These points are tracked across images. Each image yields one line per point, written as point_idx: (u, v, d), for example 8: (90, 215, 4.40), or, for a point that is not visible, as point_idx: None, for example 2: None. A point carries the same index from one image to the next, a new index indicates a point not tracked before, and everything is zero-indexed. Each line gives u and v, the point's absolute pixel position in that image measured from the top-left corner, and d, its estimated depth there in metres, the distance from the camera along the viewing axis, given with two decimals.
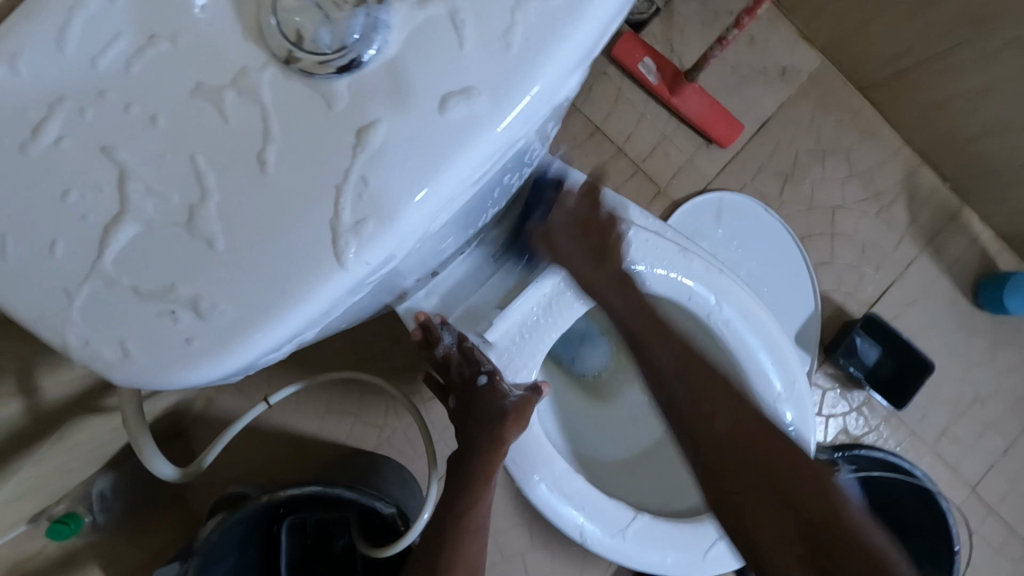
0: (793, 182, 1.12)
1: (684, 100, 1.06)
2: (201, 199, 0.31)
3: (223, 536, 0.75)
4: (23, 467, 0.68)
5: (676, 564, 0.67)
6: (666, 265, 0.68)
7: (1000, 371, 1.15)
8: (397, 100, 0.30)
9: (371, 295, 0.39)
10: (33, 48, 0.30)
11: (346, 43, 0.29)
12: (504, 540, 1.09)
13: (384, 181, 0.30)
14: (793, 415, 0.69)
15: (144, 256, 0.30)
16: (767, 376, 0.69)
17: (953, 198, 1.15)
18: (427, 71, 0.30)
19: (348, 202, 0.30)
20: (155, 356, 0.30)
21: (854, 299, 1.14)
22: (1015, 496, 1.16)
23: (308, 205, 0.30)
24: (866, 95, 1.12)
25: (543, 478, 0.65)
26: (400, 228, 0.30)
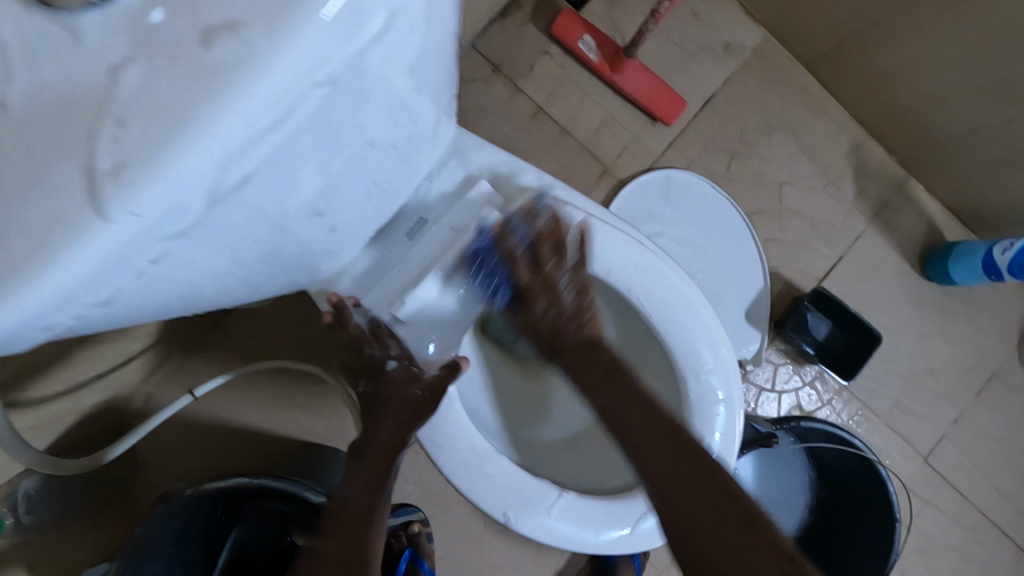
0: (740, 158, 1.11)
1: (625, 77, 1.05)
2: None
3: (151, 534, 0.73)
4: None
5: (610, 541, 0.66)
6: (583, 239, 0.66)
7: (950, 342, 1.16)
8: (158, 34, 0.28)
9: (189, 262, 0.37)
10: None
11: None
12: (458, 527, 1.08)
13: (144, 125, 0.28)
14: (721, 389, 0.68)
15: None
16: (690, 349, 0.68)
17: (900, 171, 1.14)
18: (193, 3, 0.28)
19: (105, 147, 0.28)
20: None
21: (804, 274, 1.13)
22: (968, 465, 1.17)
23: (58, 153, 0.27)
24: (810, 69, 1.11)
25: (464, 459, 0.65)
26: (163, 174, 0.29)
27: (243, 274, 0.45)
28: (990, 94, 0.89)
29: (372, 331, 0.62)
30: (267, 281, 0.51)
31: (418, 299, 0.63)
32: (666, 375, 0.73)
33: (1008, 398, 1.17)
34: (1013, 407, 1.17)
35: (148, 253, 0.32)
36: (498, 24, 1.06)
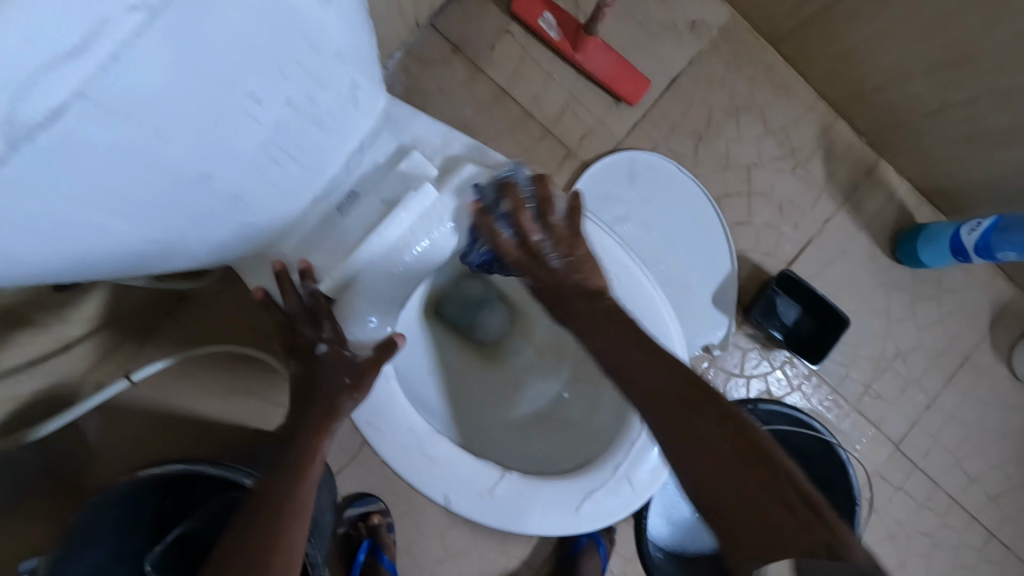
0: (706, 140, 1.09)
1: (587, 57, 1.02)
2: None
3: (88, 523, 0.71)
4: None
5: (550, 525, 0.63)
6: (520, 215, 0.63)
7: (921, 327, 1.14)
8: None
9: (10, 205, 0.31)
10: None
11: None
12: (419, 517, 1.06)
13: None
14: None
15: None
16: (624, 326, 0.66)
17: (870, 153, 1.12)
18: None
19: None
20: None
21: (772, 259, 1.11)
22: (939, 451, 1.15)
23: None
24: (777, 49, 1.09)
25: (403, 443, 0.62)
26: None
27: (127, 228, 0.41)
28: (953, 70, 0.88)
29: (311, 306, 0.60)
30: (164, 244, 0.47)
31: (350, 276, 0.60)
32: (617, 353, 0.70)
33: (979, 383, 1.16)
34: (984, 392, 1.16)
35: None
36: (457, 3, 1.03)
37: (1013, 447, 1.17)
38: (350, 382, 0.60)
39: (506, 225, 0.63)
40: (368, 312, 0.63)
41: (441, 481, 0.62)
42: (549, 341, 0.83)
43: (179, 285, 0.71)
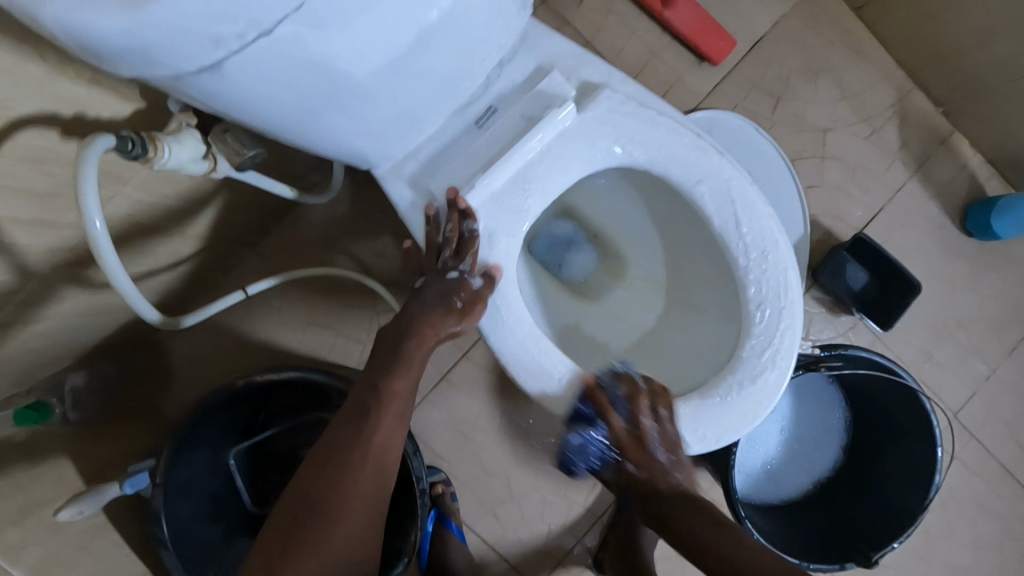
0: (784, 102, 1.11)
1: (676, 12, 1.04)
2: None
3: (200, 425, 0.75)
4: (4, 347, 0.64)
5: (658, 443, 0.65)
6: (647, 136, 0.64)
7: (985, 298, 1.16)
8: None
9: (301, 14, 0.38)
10: None
11: None
12: (487, 458, 1.08)
13: None
14: (771, 292, 0.65)
15: None
16: (731, 251, 0.66)
17: (944, 123, 1.14)
18: None
19: None
20: None
21: (842, 223, 1.13)
22: (996, 422, 1.17)
23: None
24: (859, 15, 1.11)
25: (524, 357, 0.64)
26: None
27: (336, 89, 0.46)
28: None
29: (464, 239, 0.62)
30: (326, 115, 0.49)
31: (491, 186, 0.62)
32: (724, 280, 0.71)
33: None
34: None
35: None
36: None
37: None
38: (459, 306, 0.60)
39: (634, 144, 0.64)
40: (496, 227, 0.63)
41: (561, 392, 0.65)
42: (642, 281, 0.84)
43: (303, 198, 0.74)
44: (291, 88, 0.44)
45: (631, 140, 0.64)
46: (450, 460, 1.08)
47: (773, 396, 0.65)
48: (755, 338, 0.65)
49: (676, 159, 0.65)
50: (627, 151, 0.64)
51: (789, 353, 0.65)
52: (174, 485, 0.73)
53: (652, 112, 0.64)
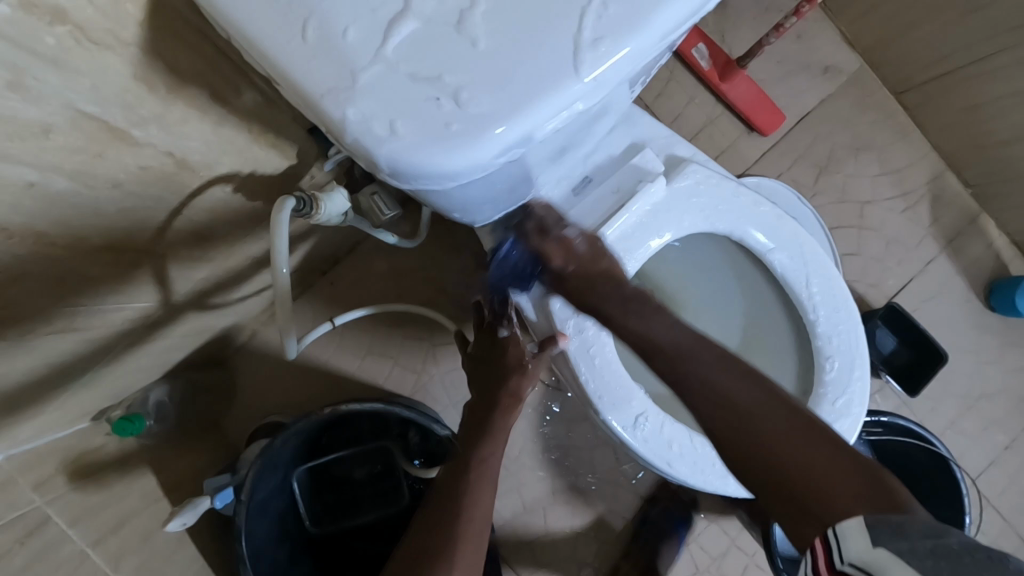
0: (827, 174, 1.18)
1: (733, 86, 1.11)
2: (469, 7, 0.38)
3: (284, 448, 0.79)
4: (116, 365, 0.68)
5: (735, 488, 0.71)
6: (728, 206, 0.70)
7: (1006, 371, 1.21)
8: None
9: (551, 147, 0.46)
10: None
11: None
12: (526, 493, 1.12)
13: (616, 10, 0.40)
14: (843, 350, 0.70)
15: (419, 47, 0.38)
16: (808, 312, 0.71)
17: (974, 204, 1.21)
18: None
19: (590, 22, 0.40)
20: (417, 136, 0.38)
21: (875, 291, 1.19)
22: (1013, 491, 1.21)
23: (554, 22, 0.39)
24: (900, 99, 1.19)
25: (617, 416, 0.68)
26: (631, 42, 0.40)
27: (514, 193, 0.54)
28: None
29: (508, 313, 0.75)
30: (490, 206, 0.53)
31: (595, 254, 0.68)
32: (792, 337, 0.76)
33: None
34: None
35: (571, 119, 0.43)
36: None
37: None
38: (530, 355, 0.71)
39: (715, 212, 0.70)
40: (584, 296, 0.67)
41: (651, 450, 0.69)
42: None
43: (402, 243, 0.78)
44: (506, 188, 0.50)
45: (712, 209, 0.70)
46: None
47: (845, 443, 0.70)
48: (828, 388, 0.70)
49: (755, 228, 0.70)
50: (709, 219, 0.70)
51: (862, 403, 0.71)
52: (254, 502, 0.77)
53: (733, 184, 0.71)
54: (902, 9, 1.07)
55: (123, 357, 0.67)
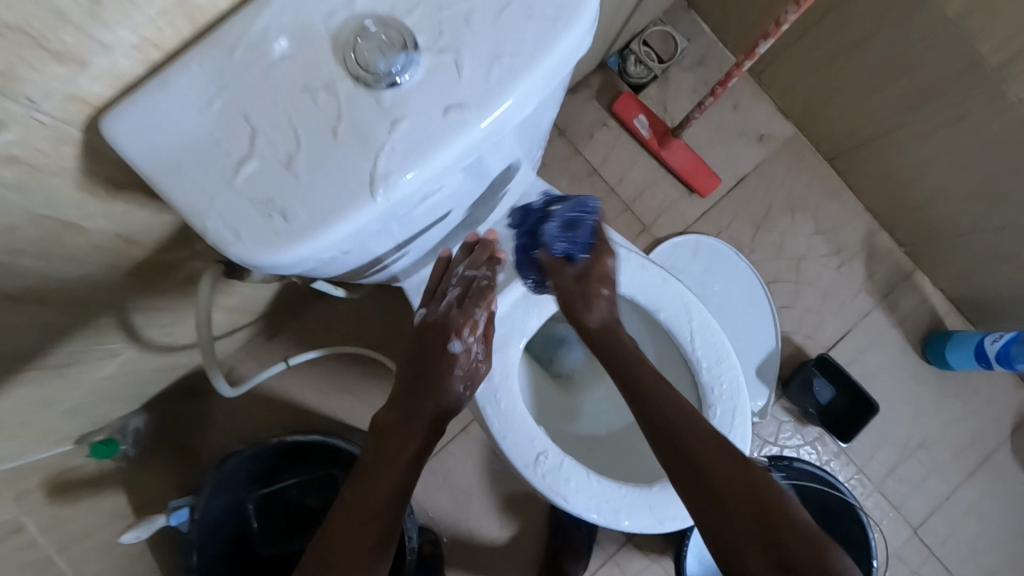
0: (763, 232, 1.27)
1: (670, 152, 1.23)
2: (295, 148, 0.44)
3: (235, 471, 0.90)
4: (88, 396, 0.79)
5: (631, 524, 0.77)
6: (620, 269, 0.80)
7: (945, 422, 1.25)
8: (419, 108, 0.45)
9: (389, 236, 0.53)
10: (208, 54, 0.43)
11: (390, 69, 0.44)
12: (475, 525, 1.19)
13: (407, 142, 0.45)
14: (725, 401, 0.78)
15: (252, 178, 0.44)
16: (693, 365, 0.79)
17: (908, 262, 1.28)
18: (442, 81, 0.45)
19: (385, 155, 0.45)
20: (247, 247, 0.45)
21: (811, 341, 1.26)
22: (955, 542, 1.23)
23: (358, 155, 0.45)
24: (833, 164, 1.28)
25: (518, 455, 0.77)
26: (424, 168, 0.45)
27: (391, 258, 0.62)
28: (978, 202, 1.04)
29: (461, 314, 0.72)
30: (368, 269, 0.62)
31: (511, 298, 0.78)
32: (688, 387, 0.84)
33: (1001, 481, 1.25)
34: (1003, 489, 1.25)
35: (387, 223, 0.49)
36: (569, 97, 1.26)
37: None
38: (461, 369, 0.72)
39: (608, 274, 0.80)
40: (490, 346, 0.78)
41: (549, 486, 0.77)
42: None
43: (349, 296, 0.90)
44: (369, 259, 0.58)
45: None
46: (442, 522, 1.19)
47: None
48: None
49: (644, 289, 0.80)
50: None
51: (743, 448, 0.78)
52: (204, 522, 0.87)
53: (624, 250, 0.80)
54: (819, 84, 1.14)
55: (97, 389, 0.79)
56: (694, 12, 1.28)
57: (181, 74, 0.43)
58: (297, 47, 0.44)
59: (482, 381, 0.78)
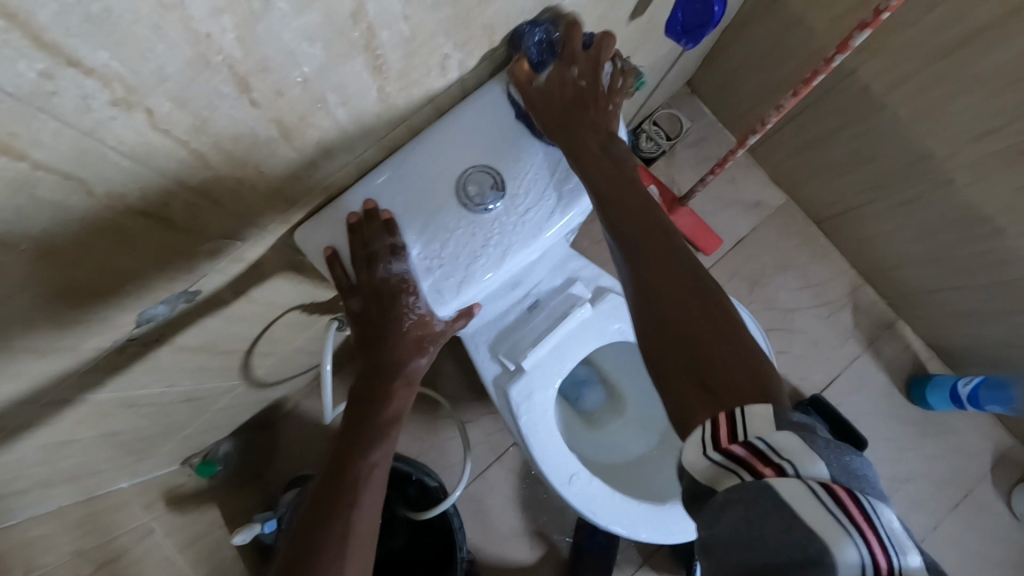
0: (760, 286, 1.45)
1: (677, 217, 1.43)
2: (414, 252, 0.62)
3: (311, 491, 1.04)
4: (202, 425, 0.97)
5: (649, 536, 0.93)
6: (635, 323, 0.98)
7: (929, 458, 1.39)
8: (501, 227, 0.63)
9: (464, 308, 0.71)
10: (358, 193, 0.60)
11: (485, 202, 0.62)
12: (506, 545, 1.34)
13: (490, 252, 0.63)
14: None
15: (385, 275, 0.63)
16: None
17: (890, 313, 1.45)
18: (518, 209, 0.64)
19: (474, 258, 0.63)
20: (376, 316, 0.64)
21: (805, 383, 1.42)
22: (943, 569, 1.35)
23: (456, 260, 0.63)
24: (819, 227, 1.46)
25: (555, 476, 0.93)
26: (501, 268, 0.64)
27: None
28: (941, 265, 1.22)
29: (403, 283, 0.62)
30: None
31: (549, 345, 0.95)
32: None
33: (981, 514, 1.38)
34: (984, 521, 1.38)
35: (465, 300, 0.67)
36: None
37: (1012, 575, 1.36)
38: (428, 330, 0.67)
39: (625, 327, 0.98)
40: (532, 385, 0.95)
41: (582, 502, 0.93)
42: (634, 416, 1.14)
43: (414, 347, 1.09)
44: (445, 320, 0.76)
45: (623, 324, 0.98)
46: (475, 542, 1.34)
47: None
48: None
49: None
50: (621, 331, 0.98)
51: None
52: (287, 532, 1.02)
53: None
54: (803, 162, 1.34)
55: (210, 419, 0.97)
56: (696, 98, 1.51)
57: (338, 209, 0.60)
58: (419, 183, 0.61)
59: (524, 414, 0.94)
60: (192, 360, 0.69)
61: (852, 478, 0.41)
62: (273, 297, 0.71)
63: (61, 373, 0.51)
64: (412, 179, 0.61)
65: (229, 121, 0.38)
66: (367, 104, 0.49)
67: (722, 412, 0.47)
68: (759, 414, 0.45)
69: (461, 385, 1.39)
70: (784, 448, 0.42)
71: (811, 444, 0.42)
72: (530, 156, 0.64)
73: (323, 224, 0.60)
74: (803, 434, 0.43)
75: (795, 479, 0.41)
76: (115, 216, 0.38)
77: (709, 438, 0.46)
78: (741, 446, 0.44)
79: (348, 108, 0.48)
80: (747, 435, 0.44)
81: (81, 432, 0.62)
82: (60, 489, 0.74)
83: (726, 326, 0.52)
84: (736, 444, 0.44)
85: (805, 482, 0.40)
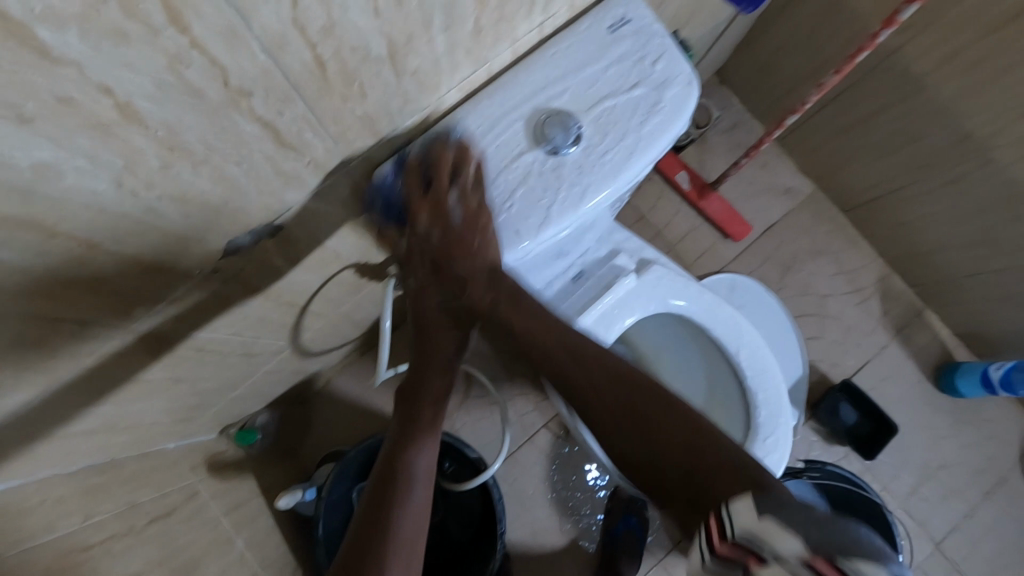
0: (790, 273, 1.45)
1: (708, 202, 1.43)
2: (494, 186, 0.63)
3: (353, 459, 1.02)
4: (245, 390, 0.97)
5: None
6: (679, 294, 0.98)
7: (960, 446, 1.39)
8: (582, 164, 0.64)
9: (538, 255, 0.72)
10: (435, 134, 0.61)
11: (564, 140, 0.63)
12: (537, 528, 1.33)
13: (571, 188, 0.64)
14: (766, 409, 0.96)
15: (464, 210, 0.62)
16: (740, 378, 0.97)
17: (920, 301, 1.45)
18: (597, 147, 0.65)
19: (557, 193, 0.64)
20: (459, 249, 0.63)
21: (836, 370, 1.42)
22: (976, 558, 1.34)
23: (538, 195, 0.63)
24: (849, 215, 1.47)
25: (601, 443, 0.93)
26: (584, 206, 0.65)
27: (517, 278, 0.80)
28: (976, 249, 1.22)
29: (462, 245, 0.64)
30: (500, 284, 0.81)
31: (596, 312, 0.95)
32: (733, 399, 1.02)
33: (1013, 503, 1.37)
34: (1016, 511, 1.37)
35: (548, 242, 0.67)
36: None
37: None
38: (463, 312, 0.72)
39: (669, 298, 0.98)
40: None
41: (627, 470, 0.92)
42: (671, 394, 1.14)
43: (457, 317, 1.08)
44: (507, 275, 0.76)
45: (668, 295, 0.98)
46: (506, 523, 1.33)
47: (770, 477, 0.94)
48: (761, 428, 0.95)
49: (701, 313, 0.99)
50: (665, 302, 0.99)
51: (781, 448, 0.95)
52: (328, 499, 1.00)
53: (687, 281, 0.99)
54: (835, 149, 1.35)
55: (254, 384, 0.97)
56: (726, 87, 1.52)
57: (415, 148, 0.61)
58: (496, 125, 0.63)
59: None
60: (258, 307, 0.69)
61: (844, 548, 0.39)
62: (337, 247, 0.71)
63: (151, 298, 0.51)
64: (489, 121, 0.63)
65: (351, 25, 0.39)
66: (464, 32, 0.50)
67: (714, 517, 0.49)
68: (746, 511, 0.46)
69: (492, 366, 1.38)
70: (764, 534, 0.43)
71: (787, 523, 0.42)
72: (613, 100, 0.65)
73: (401, 163, 0.61)
74: (780, 515, 0.44)
75: (772, 565, 0.40)
76: (237, 116, 0.39)
77: (707, 543, 0.47)
78: (730, 546, 0.45)
79: (448, 34, 0.48)
80: (733, 531, 0.45)
81: (155, 371, 0.61)
82: (119, 439, 0.73)
83: (710, 444, 0.63)
84: (728, 545, 0.45)
85: (783, 564, 0.40)
